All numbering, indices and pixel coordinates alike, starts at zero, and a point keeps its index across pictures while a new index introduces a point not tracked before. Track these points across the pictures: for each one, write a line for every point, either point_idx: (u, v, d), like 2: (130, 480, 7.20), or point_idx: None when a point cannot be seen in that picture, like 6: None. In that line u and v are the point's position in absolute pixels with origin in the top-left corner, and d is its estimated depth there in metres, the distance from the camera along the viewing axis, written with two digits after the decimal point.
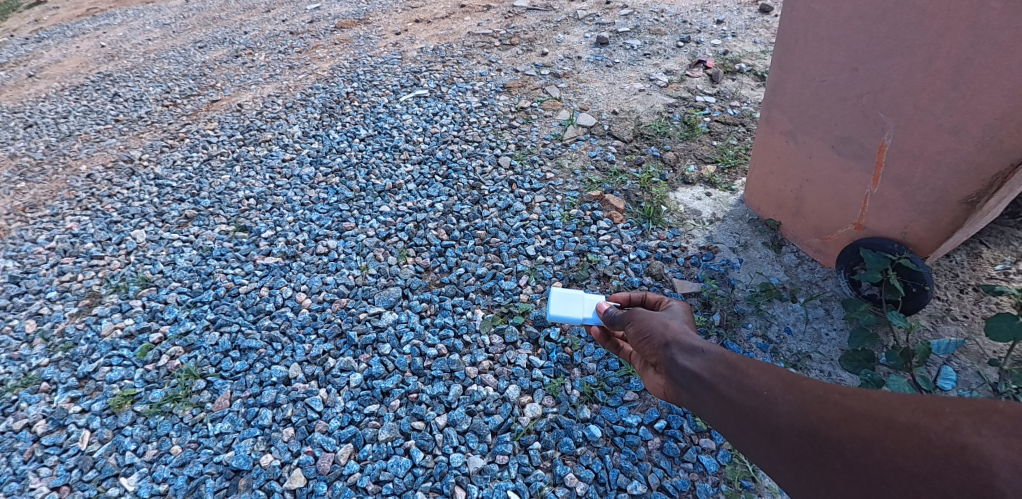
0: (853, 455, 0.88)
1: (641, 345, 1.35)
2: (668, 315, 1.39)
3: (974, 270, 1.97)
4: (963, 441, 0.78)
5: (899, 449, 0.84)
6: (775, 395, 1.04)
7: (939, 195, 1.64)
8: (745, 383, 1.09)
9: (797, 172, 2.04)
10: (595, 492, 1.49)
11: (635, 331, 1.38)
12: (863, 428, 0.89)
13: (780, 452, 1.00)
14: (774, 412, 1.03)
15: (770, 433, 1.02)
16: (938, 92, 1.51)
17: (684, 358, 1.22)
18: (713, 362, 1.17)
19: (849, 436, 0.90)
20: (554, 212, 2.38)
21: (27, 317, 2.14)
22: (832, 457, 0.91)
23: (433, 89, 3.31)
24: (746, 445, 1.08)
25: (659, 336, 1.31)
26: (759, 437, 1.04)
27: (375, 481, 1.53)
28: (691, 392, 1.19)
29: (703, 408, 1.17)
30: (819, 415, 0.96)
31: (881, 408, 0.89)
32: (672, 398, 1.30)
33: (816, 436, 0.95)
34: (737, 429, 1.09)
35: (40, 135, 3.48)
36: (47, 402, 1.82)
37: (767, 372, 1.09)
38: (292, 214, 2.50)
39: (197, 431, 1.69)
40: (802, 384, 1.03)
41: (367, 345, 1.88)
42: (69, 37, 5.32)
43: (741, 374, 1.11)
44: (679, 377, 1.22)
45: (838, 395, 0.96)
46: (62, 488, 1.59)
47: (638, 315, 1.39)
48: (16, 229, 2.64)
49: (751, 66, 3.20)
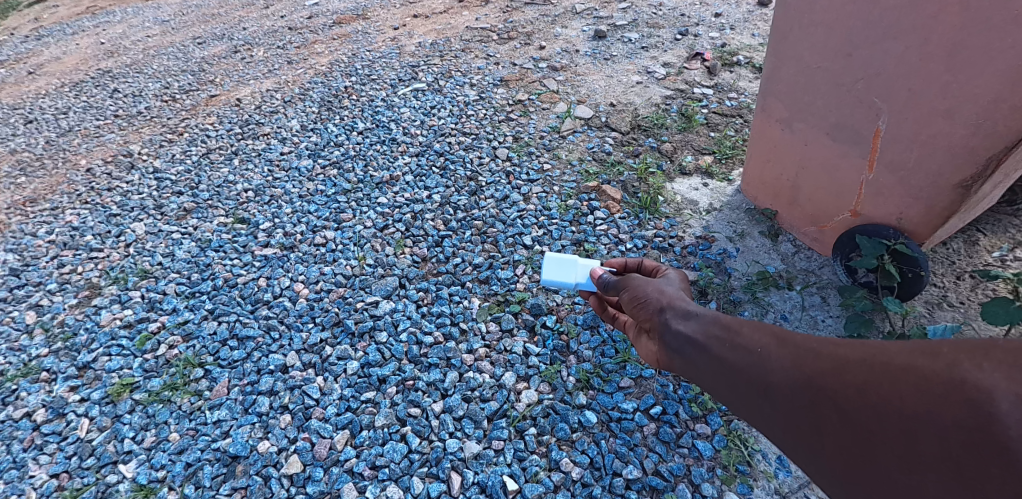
0: (847, 401, 0.85)
1: (636, 311, 1.38)
2: (664, 282, 1.42)
3: (970, 257, 1.97)
4: (963, 377, 0.72)
5: (894, 391, 0.79)
6: (770, 351, 1.03)
7: (933, 180, 1.64)
8: (739, 343, 1.10)
9: (792, 159, 2.05)
10: (590, 477, 1.49)
11: (630, 297, 1.41)
12: (857, 374, 0.85)
13: (777, 408, 0.98)
14: (769, 367, 1.01)
15: (765, 390, 1.01)
16: (931, 76, 1.52)
17: (678, 322, 1.25)
18: (707, 324, 1.20)
19: (842, 384, 0.87)
20: (551, 203, 2.38)
21: (28, 309, 2.16)
22: (827, 406, 0.88)
23: (431, 82, 3.31)
24: (744, 405, 1.07)
25: (655, 301, 1.33)
26: (755, 395, 1.03)
27: (371, 467, 1.54)
28: (683, 356, 1.22)
29: (697, 370, 1.19)
30: (813, 367, 0.93)
31: (878, 354, 0.84)
32: (664, 364, 1.31)
33: (810, 387, 0.92)
34: (734, 389, 1.08)
35: (40, 130, 3.49)
36: (47, 392, 1.84)
37: (762, 330, 1.08)
38: (291, 206, 2.51)
39: (195, 419, 1.70)
40: (797, 339, 1.01)
41: (364, 334, 1.89)
42: (69, 34, 5.34)
43: (736, 334, 1.12)
44: (671, 341, 1.24)
45: (834, 346, 0.93)
46: (62, 475, 1.61)
47: (635, 281, 1.42)
48: (16, 223, 2.65)
49: (749, 59, 3.20)
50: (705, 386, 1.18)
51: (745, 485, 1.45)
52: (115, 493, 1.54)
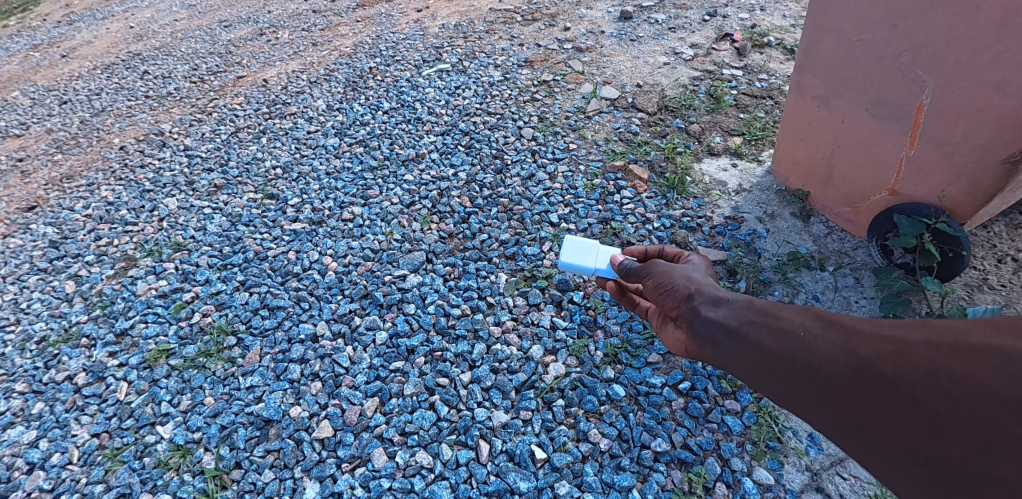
0: (913, 387, 0.79)
1: (661, 298, 1.32)
2: (689, 268, 1.35)
3: (1013, 240, 1.90)
4: None
5: (970, 373, 0.73)
6: (814, 334, 0.96)
7: (979, 154, 1.59)
8: (778, 327, 1.03)
9: (828, 136, 1.98)
10: (618, 449, 1.49)
11: (654, 285, 1.35)
12: (922, 357, 0.79)
13: (823, 395, 0.92)
14: (815, 352, 0.94)
15: (809, 376, 0.94)
16: (981, 45, 1.46)
17: (707, 309, 1.19)
18: (739, 310, 1.13)
19: (905, 367, 0.80)
20: (577, 182, 2.36)
21: (67, 279, 2.22)
22: (886, 391, 0.82)
23: (455, 63, 3.30)
24: (785, 394, 1.00)
25: (682, 289, 1.27)
26: (798, 381, 0.96)
27: (400, 433, 1.57)
28: (714, 343, 1.16)
29: (729, 359, 1.13)
30: (867, 348, 0.87)
31: (945, 334, 0.78)
32: (692, 354, 1.27)
33: (865, 371, 0.86)
34: (775, 378, 1.01)
35: (75, 111, 3.57)
36: (87, 357, 1.89)
37: (803, 312, 1.02)
38: (318, 182, 2.53)
39: (229, 384, 1.74)
40: (843, 319, 0.95)
41: (392, 305, 1.91)
42: (99, 19, 5.43)
43: (773, 318, 1.06)
44: (701, 330, 1.18)
45: (888, 327, 0.87)
46: (102, 435, 1.66)
47: (657, 268, 1.35)
48: (54, 198, 2.73)
49: (780, 40, 3.12)
50: (738, 374, 1.12)
51: (775, 461, 1.43)
52: (153, 452, 1.59)
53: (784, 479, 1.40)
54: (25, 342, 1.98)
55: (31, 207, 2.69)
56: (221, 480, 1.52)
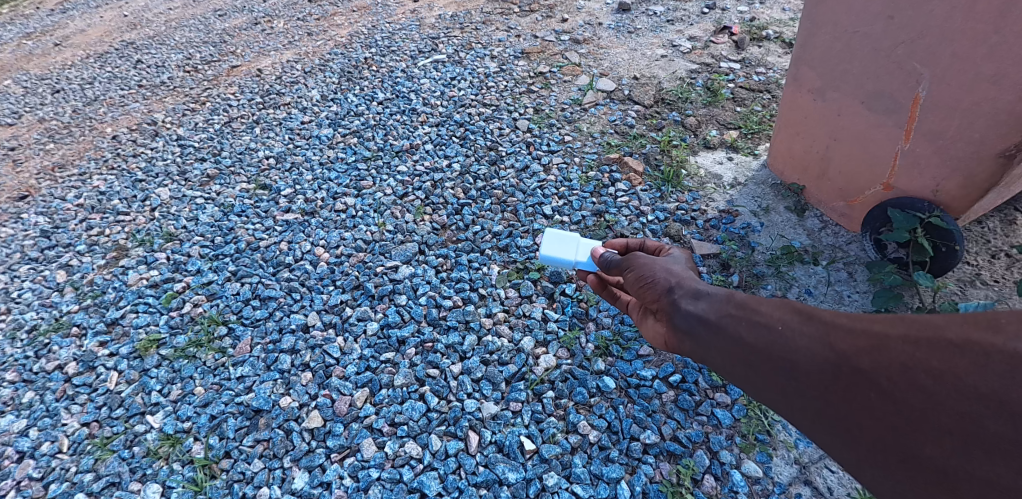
0: (891, 381, 0.78)
1: (642, 291, 1.32)
2: (670, 260, 1.35)
3: (1007, 236, 1.90)
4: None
5: (948, 368, 0.73)
6: (792, 328, 0.96)
7: (975, 148, 1.59)
8: (756, 321, 1.03)
9: (824, 130, 1.97)
10: (608, 440, 1.49)
11: (635, 277, 1.34)
12: (899, 352, 0.78)
13: (802, 389, 0.91)
14: (793, 346, 0.94)
15: (789, 370, 0.94)
16: (977, 37, 1.45)
17: (688, 302, 1.19)
18: (720, 303, 1.13)
19: (883, 363, 0.80)
20: (571, 174, 2.35)
21: (58, 268, 2.21)
22: (865, 388, 0.81)
23: (452, 54, 3.28)
24: (765, 389, 0.99)
25: (662, 282, 1.27)
26: (778, 376, 0.96)
27: (390, 423, 1.57)
28: (694, 337, 1.15)
29: (709, 353, 1.12)
30: (843, 343, 0.86)
31: (922, 327, 0.77)
32: (674, 347, 1.26)
33: (843, 366, 0.85)
34: (754, 372, 1.01)
35: (67, 100, 3.54)
36: (77, 346, 1.89)
37: (781, 305, 1.02)
38: (312, 173, 2.52)
39: (219, 375, 1.74)
40: (820, 313, 0.94)
41: (384, 297, 1.90)
42: (93, 7, 5.38)
43: (751, 311, 1.05)
44: (682, 324, 1.18)
45: (864, 321, 0.86)
46: (92, 424, 1.66)
47: (639, 261, 1.35)
48: (46, 188, 2.71)
49: (779, 33, 3.10)
50: (719, 368, 1.11)
51: (765, 454, 1.43)
52: (143, 441, 1.59)
53: (772, 472, 1.41)
54: (16, 331, 1.97)
55: (23, 197, 2.67)
56: (210, 470, 1.52)
